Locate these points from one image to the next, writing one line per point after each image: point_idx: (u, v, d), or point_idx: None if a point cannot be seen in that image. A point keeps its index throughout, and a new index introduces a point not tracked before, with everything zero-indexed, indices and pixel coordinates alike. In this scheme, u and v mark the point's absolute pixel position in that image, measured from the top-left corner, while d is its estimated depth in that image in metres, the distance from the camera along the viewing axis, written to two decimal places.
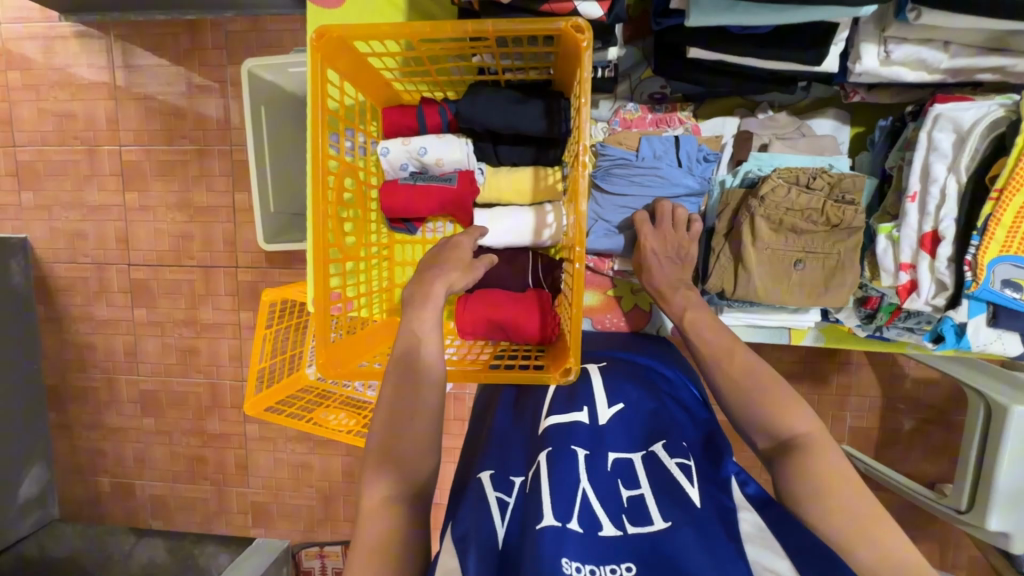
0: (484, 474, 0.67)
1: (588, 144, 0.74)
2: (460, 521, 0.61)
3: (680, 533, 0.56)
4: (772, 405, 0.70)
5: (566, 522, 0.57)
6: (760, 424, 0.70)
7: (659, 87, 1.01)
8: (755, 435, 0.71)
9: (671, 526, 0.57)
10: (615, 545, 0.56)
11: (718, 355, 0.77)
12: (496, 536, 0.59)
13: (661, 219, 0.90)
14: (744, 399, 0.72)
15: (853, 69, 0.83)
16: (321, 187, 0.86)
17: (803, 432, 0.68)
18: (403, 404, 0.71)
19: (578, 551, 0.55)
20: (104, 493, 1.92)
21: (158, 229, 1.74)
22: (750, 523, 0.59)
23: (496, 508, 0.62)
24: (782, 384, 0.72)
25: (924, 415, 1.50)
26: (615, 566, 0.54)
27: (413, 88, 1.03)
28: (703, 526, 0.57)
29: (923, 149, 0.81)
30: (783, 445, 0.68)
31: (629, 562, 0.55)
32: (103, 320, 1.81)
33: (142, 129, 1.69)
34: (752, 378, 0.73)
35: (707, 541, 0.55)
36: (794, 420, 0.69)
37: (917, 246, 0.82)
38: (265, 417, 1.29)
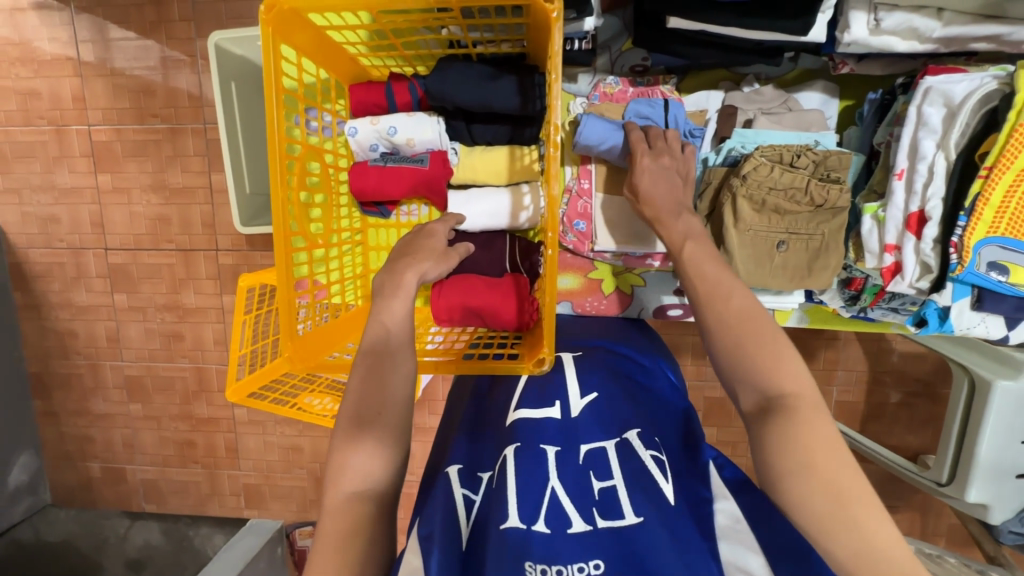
0: (452, 468, 0.66)
1: (560, 123, 0.70)
2: (426, 519, 0.60)
3: (651, 532, 0.56)
4: (767, 358, 0.63)
5: (531, 524, 0.56)
6: (748, 378, 0.64)
7: (640, 59, 0.95)
8: (741, 390, 0.65)
9: (641, 523, 0.56)
10: (584, 541, 0.55)
11: (711, 298, 0.69)
12: (461, 537, 0.59)
13: (656, 140, 0.85)
14: (735, 348, 0.65)
15: (841, 38, 0.79)
16: (282, 172, 0.81)
17: (792, 392, 0.62)
18: (369, 401, 0.69)
19: (543, 552, 0.54)
20: (95, 479, 1.91)
21: (134, 212, 1.68)
22: (727, 514, 0.60)
23: (462, 507, 0.61)
24: (774, 333, 0.65)
25: (911, 389, 1.50)
26: (582, 564, 0.54)
27: (381, 62, 0.98)
28: (674, 524, 0.57)
29: (912, 124, 0.78)
30: (773, 404, 0.61)
31: (597, 559, 0.54)
32: (84, 307, 1.77)
33: (110, 107, 1.61)
34: (744, 325, 0.66)
35: (678, 540, 0.56)
36: (785, 376, 0.63)
37: (903, 227, 0.79)
38: (247, 403, 1.26)
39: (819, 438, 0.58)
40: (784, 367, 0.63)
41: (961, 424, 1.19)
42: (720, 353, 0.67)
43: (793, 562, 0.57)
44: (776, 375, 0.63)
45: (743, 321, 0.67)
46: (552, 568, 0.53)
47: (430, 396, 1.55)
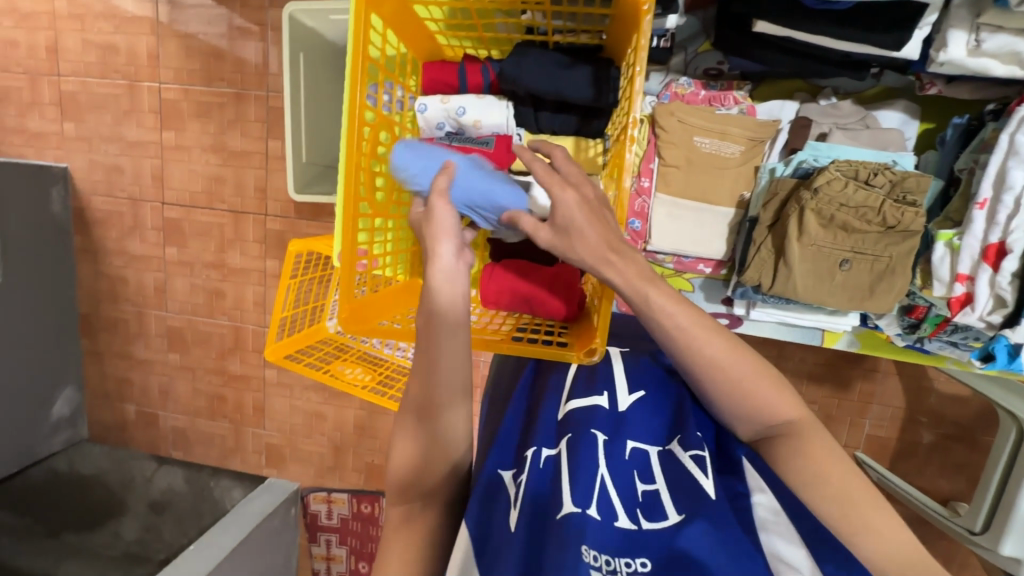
0: (504, 473, 0.64)
1: (638, 117, 0.70)
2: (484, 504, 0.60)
3: (696, 529, 0.55)
4: (755, 396, 0.63)
5: (585, 509, 0.55)
6: (745, 415, 0.64)
7: (715, 63, 0.95)
8: (739, 425, 0.65)
9: (684, 519, 0.56)
10: (630, 538, 0.55)
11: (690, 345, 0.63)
12: (509, 519, 0.57)
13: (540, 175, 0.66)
14: (725, 394, 0.64)
15: (935, 57, 0.76)
16: (356, 139, 0.83)
17: (792, 418, 0.64)
18: (433, 392, 0.66)
19: (597, 540, 0.53)
20: (130, 421, 2.00)
21: (193, 170, 1.75)
22: (766, 507, 0.59)
23: (513, 489, 0.61)
24: (758, 361, 0.64)
25: (948, 432, 1.44)
26: (630, 561, 0.53)
27: (457, 43, 0.99)
28: (718, 520, 0.56)
29: (1002, 152, 0.75)
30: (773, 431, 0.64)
31: (645, 558, 0.54)
32: (136, 256, 1.85)
33: (181, 67, 1.68)
34: (731, 364, 0.63)
35: (722, 535, 0.55)
36: (786, 403, 0.63)
37: (979, 257, 0.77)
38: (283, 364, 1.31)
39: (832, 456, 0.63)
40: (783, 396, 0.64)
41: (1002, 475, 1.17)
42: (715, 397, 0.64)
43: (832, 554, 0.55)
44: (776, 406, 0.63)
45: (727, 359, 0.63)
46: (603, 557, 0.53)
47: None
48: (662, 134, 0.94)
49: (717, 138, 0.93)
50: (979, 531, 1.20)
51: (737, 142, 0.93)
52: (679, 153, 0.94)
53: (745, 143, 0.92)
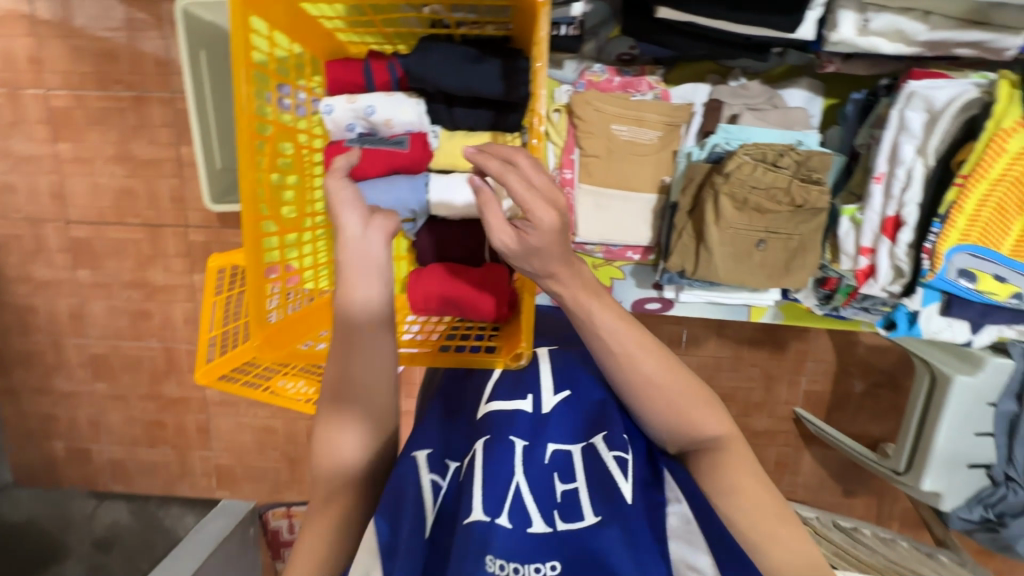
0: (421, 454, 0.63)
1: (544, 113, 0.67)
2: (391, 514, 0.59)
3: (607, 533, 0.55)
4: (691, 415, 0.61)
5: (495, 517, 0.55)
6: (671, 433, 0.62)
7: (627, 48, 0.93)
8: (668, 440, 0.63)
9: (601, 522, 0.56)
10: (542, 543, 0.55)
11: (630, 358, 0.60)
12: (424, 526, 0.58)
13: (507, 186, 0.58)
14: (666, 412, 0.61)
15: (828, 37, 0.78)
16: (250, 154, 0.77)
17: (720, 435, 0.63)
18: (354, 389, 0.65)
19: (505, 548, 0.53)
20: (60, 459, 1.85)
21: (97, 184, 1.60)
22: (678, 516, 0.59)
23: (429, 492, 0.60)
24: (693, 379, 0.63)
25: (874, 380, 1.54)
26: (540, 566, 0.54)
27: (359, 38, 0.94)
28: (631, 526, 0.56)
29: (894, 128, 0.79)
30: (700, 447, 0.63)
31: (555, 561, 0.54)
32: (44, 282, 1.69)
33: (69, 71, 1.51)
34: (668, 384, 0.61)
35: (632, 543, 0.55)
36: (715, 423, 0.62)
37: (878, 231, 0.81)
38: (218, 386, 1.23)
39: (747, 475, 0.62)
40: (710, 416, 0.62)
41: (920, 418, 1.23)
42: (647, 410, 0.62)
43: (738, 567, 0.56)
44: (707, 425, 0.62)
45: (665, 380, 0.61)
46: (510, 565, 0.53)
47: (407, 378, 1.53)
48: (581, 124, 0.93)
49: (634, 125, 0.92)
50: (903, 470, 1.28)
51: (653, 127, 0.92)
52: (598, 142, 0.93)
53: (661, 127, 0.92)
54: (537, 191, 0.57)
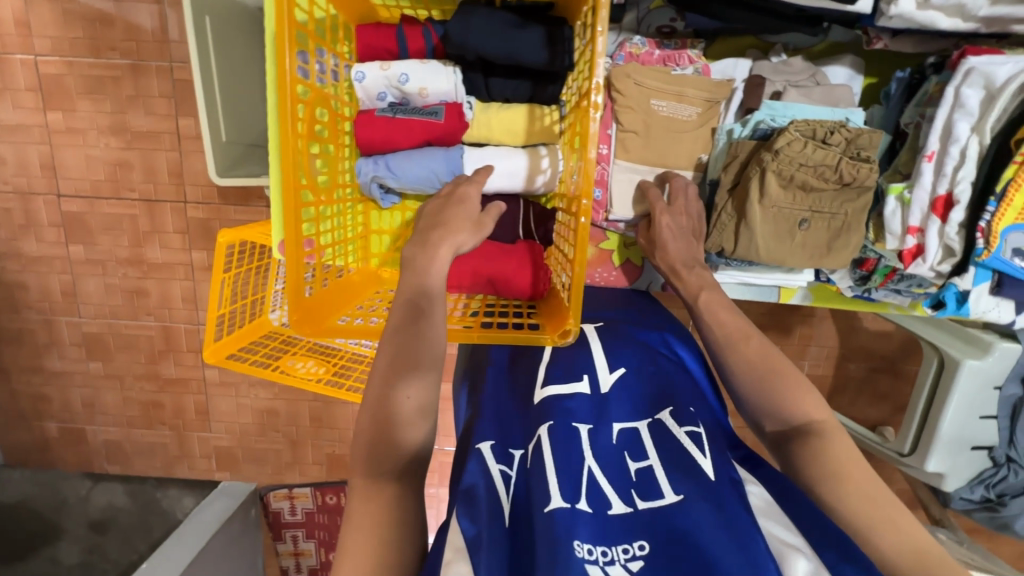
0: (485, 444, 0.62)
1: (602, 81, 0.65)
2: (468, 508, 0.55)
3: (694, 509, 0.53)
4: (783, 391, 0.68)
5: (574, 503, 0.53)
6: (770, 410, 0.69)
7: (669, 20, 0.91)
8: (764, 420, 0.70)
9: (684, 500, 0.54)
10: (626, 523, 0.53)
11: (732, 342, 0.73)
12: (503, 511, 0.56)
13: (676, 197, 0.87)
14: (756, 384, 0.70)
15: (886, 11, 0.76)
16: (290, 118, 0.74)
17: (819, 419, 0.67)
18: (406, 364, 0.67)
19: (589, 533, 0.52)
20: (53, 440, 1.80)
21: (91, 156, 1.53)
22: (759, 497, 0.59)
23: (500, 482, 0.58)
24: (793, 369, 0.70)
25: (875, 364, 1.56)
26: (627, 546, 0.51)
27: (393, 2, 0.89)
28: (719, 501, 0.54)
29: (948, 105, 0.77)
30: (796, 430, 0.67)
31: (642, 541, 0.52)
32: (35, 258, 1.62)
33: (60, 36, 1.43)
34: (758, 358, 0.71)
35: (726, 519, 0.52)
36: (808, 405, 0.68)
37: (928, 210, 0.81)
38: (227, 365, 1.19)
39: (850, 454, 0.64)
40: (807, 399, 0.68)
41: (926, 402, 1.24)
42: (745, 390, 0.71)
43: (836, 545, 0.55)
44: (800, 406, 0.68)
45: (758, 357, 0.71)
46: (598, 549, 0.51)
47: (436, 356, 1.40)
48: (620, 98, 0.89)
49: (674, 101, 0.89)
50: (907, 452, 1.30)
51: (693, 104, 0.90)
52: (637, 117, 0.90)
53: (701, 104, 0.90)
54: (691, 224, 0.87)
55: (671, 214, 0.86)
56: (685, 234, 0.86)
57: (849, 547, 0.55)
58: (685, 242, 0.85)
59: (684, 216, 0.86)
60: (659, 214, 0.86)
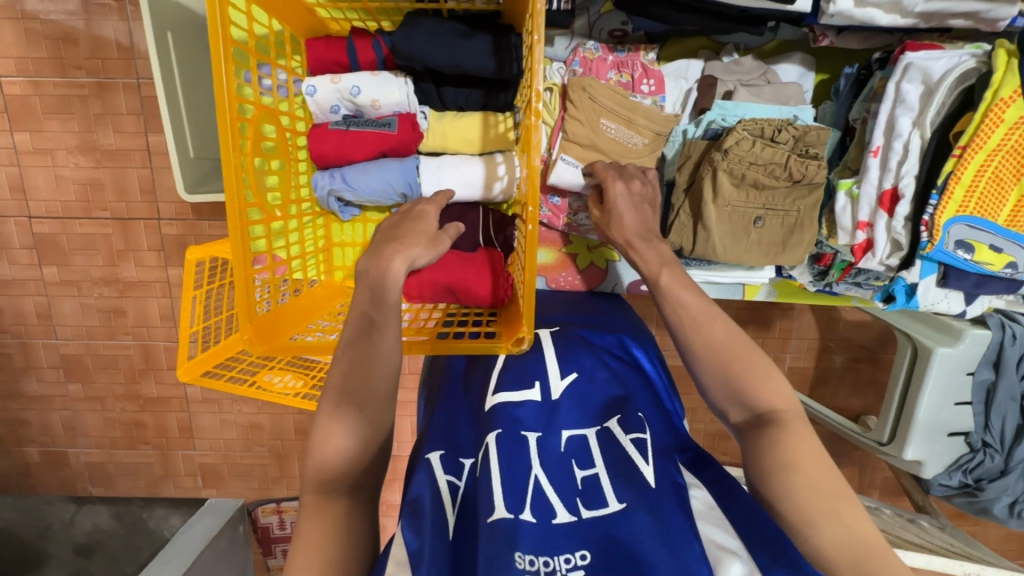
0: (434, 455, 0.64)
1: (543, 89, 0.65)
2: (413, 520, 0.57)
3: (634, 517, 0.55)
4: (751, 378, 0.66)
5: (518, 514, 0.55)
6: (735, 396, 0.66)
7: (619, 23, 0.92)
8: (729, 408, 0.68)
9: (625, 509, 0.56)
10: (569, 532, 0.54)
11: (696, 323, 0.70)
12: (447, 526, 0.57)
13: (626, 170, 0.83)
14: (724, 373, 0.67)
15: (825, 9, 0.77)
16: (232, 137, 0.73)
17: (780, 409, 0.65)
18: (361, 383, 0.65)
19: (532, 543, 0.53)
20: (34, 464, 1.77)
21: (61, 176, 1.51)
22: (702, 501, 0.62)
23: (447, 493, 0.60)
24: (760, 356, 0.68)
25: (855, 354, 1.57)
26: (569, 556, 0.53)
27: (341, 15, 0.89)
28: (658, 509, 0.56)
29: (890, 101, 0.79)
30: (761, 419, 0.65)
31: (584, 550, 0.53)
32: (7, 281, 1.59)
33: (24, 56, 1.41)
34: (728, 344, 0.68)
35: (662, 525, 0.55)
36: (771, 393, 0.65)
37: (875, 204, 0.82)
38: (202, 383, 1.13)
39: (806, 448, 0.61)
40: (770, 384, 0.66)
41: (902, 390, 1.24)
42: (707, 375, 0.68)
43: (767, 544, 0.59)
44: (764, 393, 0.65)
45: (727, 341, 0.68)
46: (540, 559, 0.52)
47: (411, 368, 1.41)
48: (571, 109, 0.89)
49: (623, 125, 0.89)
50: (886, 441, 1.29)
51: (641, 133, 0.89)
52: (584, 133, 0.89)
53: (650, 135, 0.89)
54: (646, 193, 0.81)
55: (623, 181, 0.80)
56: (640, 202, 0.79)
57: (783, 545, 0.59)
58: (641, 212, 0.79)
59: (636, 181, 0.81)
60: (612, 180, 0.80)
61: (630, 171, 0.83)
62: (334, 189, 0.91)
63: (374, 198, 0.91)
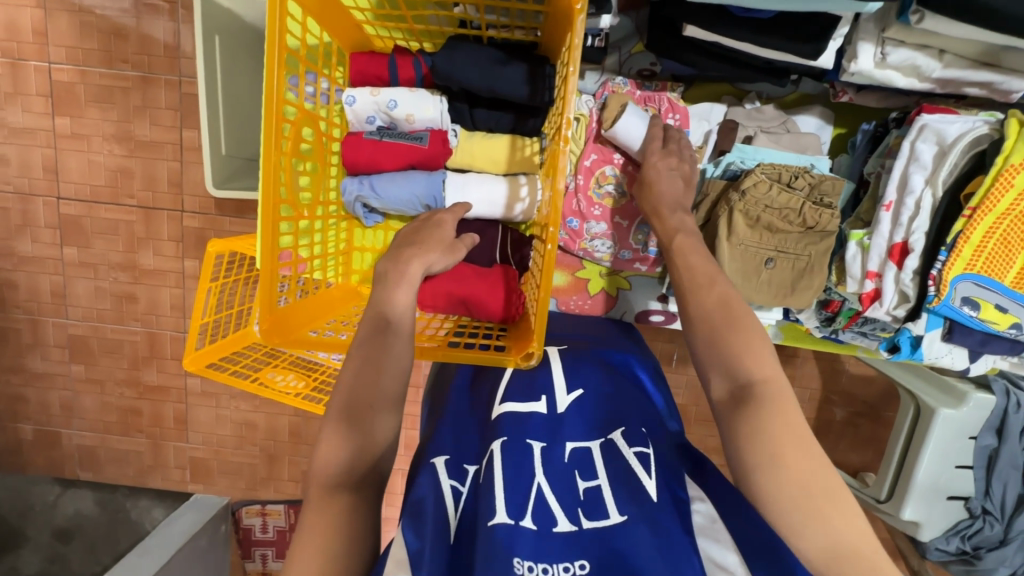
0: (440, 460, 0.65)
1: (572, 117, 0.68)
2: (415, 522, 0.58)
3: (634, 530, 0.55)
4: (742, 348, 0.64)
5: (518, 520, 0.55)
6: (721, 362, 0.64)
7: (649, 63, 0.97)
8: (712, 377, 0.65)
9: (627, 521, 0.56)
10: (569, 542, 0.55)
11: (695, 286, 0.71)
12: (448, 528, 0.58)
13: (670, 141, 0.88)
14: (713, 335, 0.66)
15: (847, 67, 0.81)
16: (275, 138, 0.77)
17: (761, 379, 0.62)
18: (371, 388, 0.67)
19: (530, 550, 0.53)
20: (26, 442, 1.77)
21: (93, 162, 1.56)
22: (703, 514, 0.60)
23: (449, 497, 0.61)
24: (751, 326, 0.66)
25: (858, 409, 1.56)
26: (569, 564, 0.53)
27: (387, 33, 0.95)
28: (656, 519, 0.57)
29: (905, 158, 0.82)
30: (739, 393, 0.62)
31: (583, 560, 0.54)
32: (27, 258, 1.63)
33: (75, 46, 1.49)
34: (724, 311, 0.67)
35: (660, 539, 0.55)
36: (756, 363, 0.63)
37: (885, 256, 0.84)
38: (207, 373, 1.17)
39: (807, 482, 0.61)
40: (757, 355, 0.64)
41: (903, 448, 1.24)
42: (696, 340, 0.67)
43: (764, 556, 0.56)
44: (749, 363, 0.63)
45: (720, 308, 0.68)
46: (539, 566, 0.52)
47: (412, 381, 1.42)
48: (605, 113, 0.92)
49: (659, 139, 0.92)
50: (884, 499, 1.28)
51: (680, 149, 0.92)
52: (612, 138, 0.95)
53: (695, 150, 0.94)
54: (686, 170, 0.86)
55: (662, 154, 0.86)
56: (675, 175, 0.85)
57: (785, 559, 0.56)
58: (673, 184, 0.83)
59: (674, 158, 0.86)
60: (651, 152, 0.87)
61: (672, 141, 0.88)
62: (360, 197, 0.95)
63: (399, 209, 0.95)
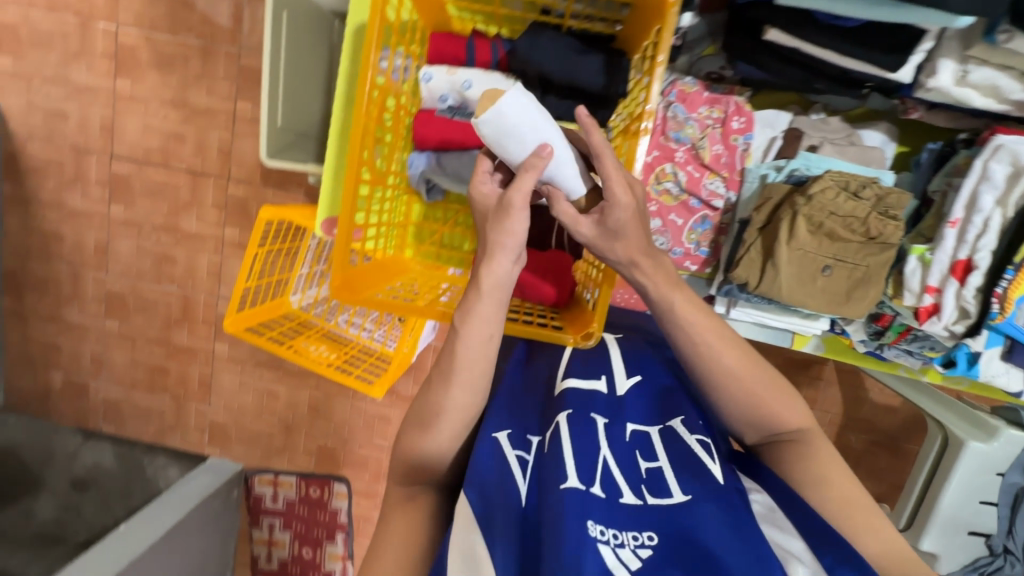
0: (501, 433, 0.65)
1: (653, 108, 0.73)
2: (489, 484, 0.61)
3: (700, 508, 0.57)
4: (770, 402, 0.66)
5: (589, 487, 0.57)
6: (750, 422, 0.67)
7: (718, 66, 0.97)
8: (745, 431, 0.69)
9: (692, 500, 0.57)
10: (636, 515, 0.56)
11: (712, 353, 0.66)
12: (519, 496, 0.60)
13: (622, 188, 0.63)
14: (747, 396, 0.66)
15: (925, 83, 0.83)
16: (366, 104, 0.80)
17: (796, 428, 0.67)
18: (460, 379, 0.65)
19: (602, 516, 0.55)
20: (55, 389, 1.83)
21: (148, 125, 1.61)
22: (761, 504, 0.61)
23: (517, 466, 0.62)
24: (778, 383, 0.68)
25: (878, 439, 1.55)
26: (637, 534, 0.55)
27: (469, 16, 0.99)
28: (724, 499, 0.58)
29: (976, 177, 0.84)
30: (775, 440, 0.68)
31: (651, 531, 0.55)
32: (75, 211, 1.69)
33: (143, 11, 1.54)
34: (751, 372, 0.66)
35: (726, 515, 0.56)
36: (790, 416, 0.67)
37: (948, 272, 0.87)
38: (246, 336, 1.20)
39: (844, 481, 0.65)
40: (790, 409, 0.67)
41: (926, 477, 1.23)
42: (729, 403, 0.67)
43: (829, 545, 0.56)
44: (783, 417, 0.67)
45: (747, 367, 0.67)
46: (610, 531, 0.54)
47: None
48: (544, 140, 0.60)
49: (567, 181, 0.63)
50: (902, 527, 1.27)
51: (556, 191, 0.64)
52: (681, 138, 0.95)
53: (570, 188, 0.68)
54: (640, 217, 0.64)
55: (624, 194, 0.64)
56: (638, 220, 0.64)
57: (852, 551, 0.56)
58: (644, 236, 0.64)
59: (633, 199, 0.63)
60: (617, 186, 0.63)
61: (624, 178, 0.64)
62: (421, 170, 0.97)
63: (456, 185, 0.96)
